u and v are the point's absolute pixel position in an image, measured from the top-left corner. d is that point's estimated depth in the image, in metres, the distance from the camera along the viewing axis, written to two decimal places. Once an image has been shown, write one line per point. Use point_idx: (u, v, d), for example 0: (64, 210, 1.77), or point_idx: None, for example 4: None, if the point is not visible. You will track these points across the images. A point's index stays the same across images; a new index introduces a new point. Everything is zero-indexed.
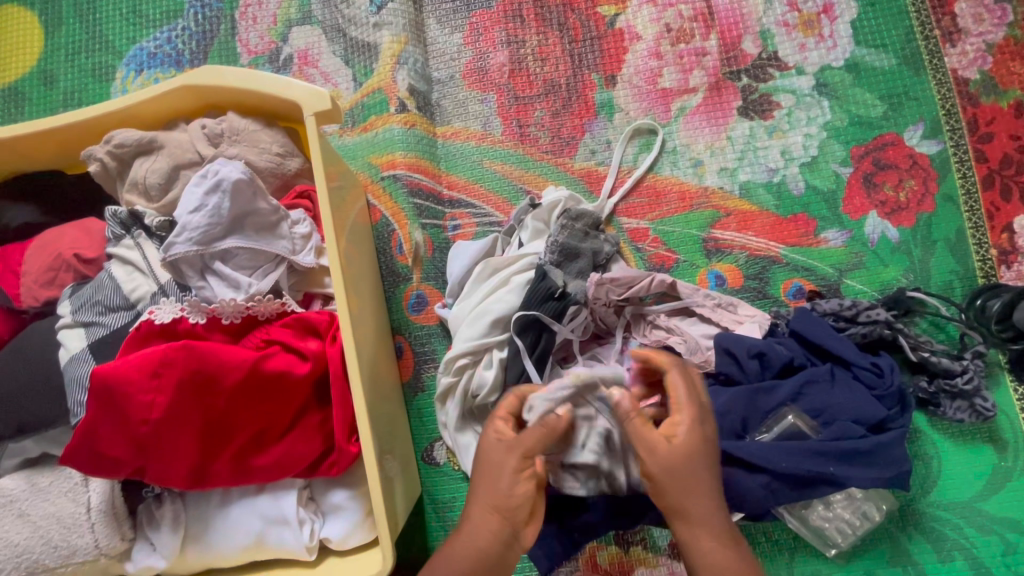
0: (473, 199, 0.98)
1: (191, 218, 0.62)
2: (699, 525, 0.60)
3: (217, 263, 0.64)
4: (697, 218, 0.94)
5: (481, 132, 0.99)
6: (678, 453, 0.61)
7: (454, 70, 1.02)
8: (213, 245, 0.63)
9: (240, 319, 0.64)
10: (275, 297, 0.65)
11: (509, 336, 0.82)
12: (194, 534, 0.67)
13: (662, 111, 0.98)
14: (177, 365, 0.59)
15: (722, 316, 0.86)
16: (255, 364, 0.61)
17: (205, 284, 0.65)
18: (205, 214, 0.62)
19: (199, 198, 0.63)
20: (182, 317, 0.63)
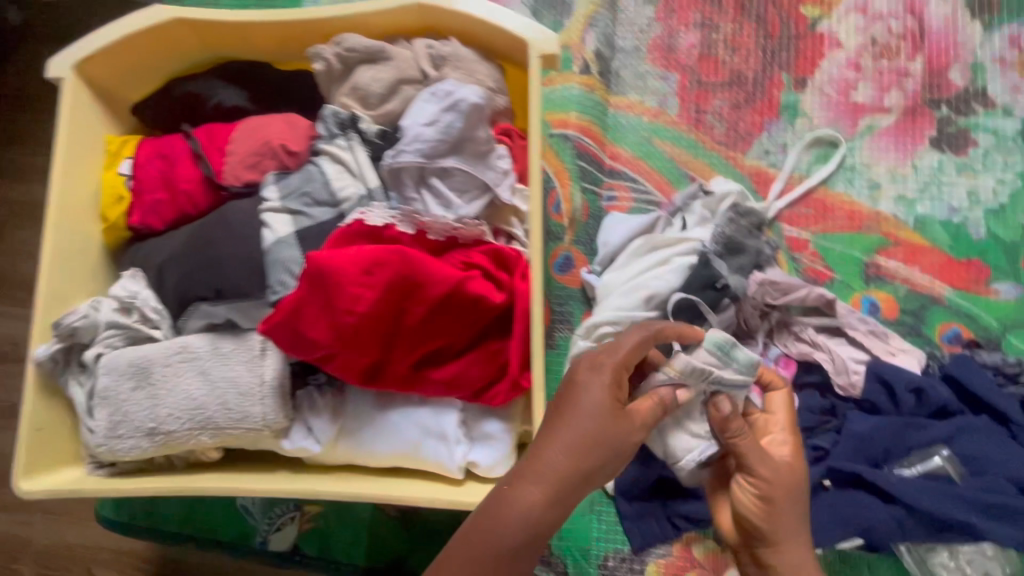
0: (635, 173, 0.97)
1: (423, 131, 0.64)
2: (779, 539, 0.65)
3: (435, 179, 0.66)
4: (863, 241, 0.92)
5: (656, 109, 0.98)
6: (779, 469, 0.65)
7: (640, 42, 1.00)
8: (435, 161, 0.65)
9: (444, 238, 0.67)
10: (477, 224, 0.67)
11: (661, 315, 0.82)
12: (353, 430, 0.70)
13: (848, 125, 0.95)
14: (390, 267, 0.62)
15: (875, 344, 0.84)
16: (457, 283, 0.63)
17: (417, 197, 0.67)
18: (437, 130, 0.64)
19: (434, 112, 0.65)
20: (391, 224, 0.66)
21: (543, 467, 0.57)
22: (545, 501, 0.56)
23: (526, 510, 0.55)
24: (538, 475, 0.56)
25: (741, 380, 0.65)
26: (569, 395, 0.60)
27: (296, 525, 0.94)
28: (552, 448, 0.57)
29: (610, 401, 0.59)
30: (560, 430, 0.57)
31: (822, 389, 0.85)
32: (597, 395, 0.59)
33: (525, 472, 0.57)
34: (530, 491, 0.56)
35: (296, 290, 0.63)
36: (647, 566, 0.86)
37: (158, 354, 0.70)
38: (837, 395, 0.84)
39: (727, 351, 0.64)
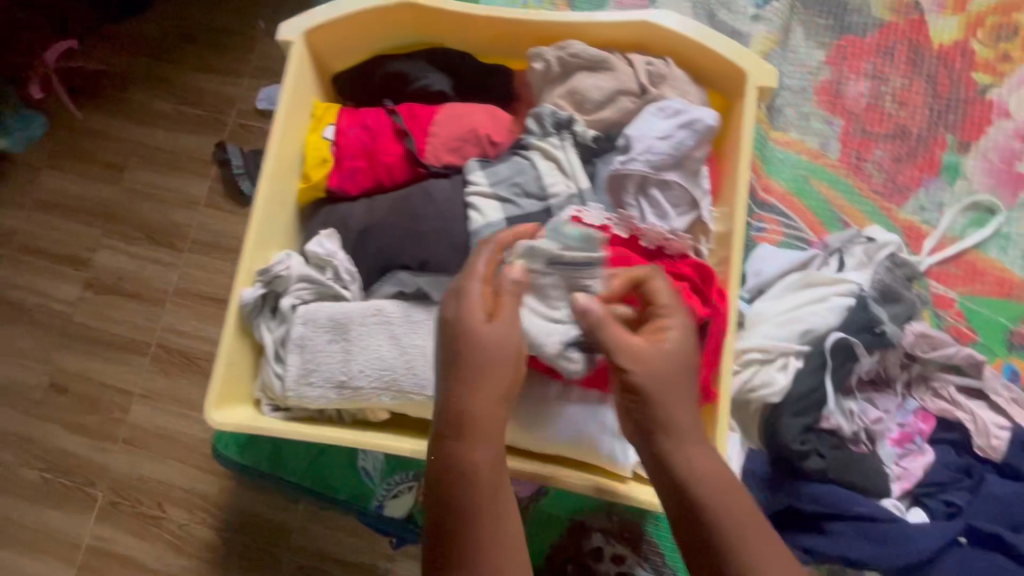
0: (788, 208, 0.99)
1: (657, 143, 0.69)
2: (738, 534, 0.50)
3: (653, 190, 0.72)
4: (1010, 308, 0.93)
5: (816, 150, 1.01)
6: (649, 378, 0.54)
7: (808, 82, 1.03)
8: (660, 173, 0.70)
9: (652, 246, 0.71)
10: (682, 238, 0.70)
11: (815, 350, 0.85)
12: (526, 415, 0.73)
13: (1006, 193, 0.97)
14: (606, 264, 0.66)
15: (1017, 412, 0.86)
16: None
17: (633, 204, 0.72)
18: (670, 144, 0.69)
19: (668, 127, 0.70)
20: (606, 225, 0.69)
21: (476, 420, 0.53)
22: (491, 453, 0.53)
23: (466, 462, 0.52)
24: (484, 430, 0.53)
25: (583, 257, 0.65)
26: (467, 334, 0.54)
27: (412, 495, 0.97)
28: (483, 394, 0.54)
29: (478, 312, 0.55)
30: (467, 371, 0.54)
31: (958, 447, 0.86)
32: (475, 321, 0.55)
33: (467, 425, 0.53)
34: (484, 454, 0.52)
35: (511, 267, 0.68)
36: None
37: (357, 312, 0.74)
38: (974, 456, 0.85)
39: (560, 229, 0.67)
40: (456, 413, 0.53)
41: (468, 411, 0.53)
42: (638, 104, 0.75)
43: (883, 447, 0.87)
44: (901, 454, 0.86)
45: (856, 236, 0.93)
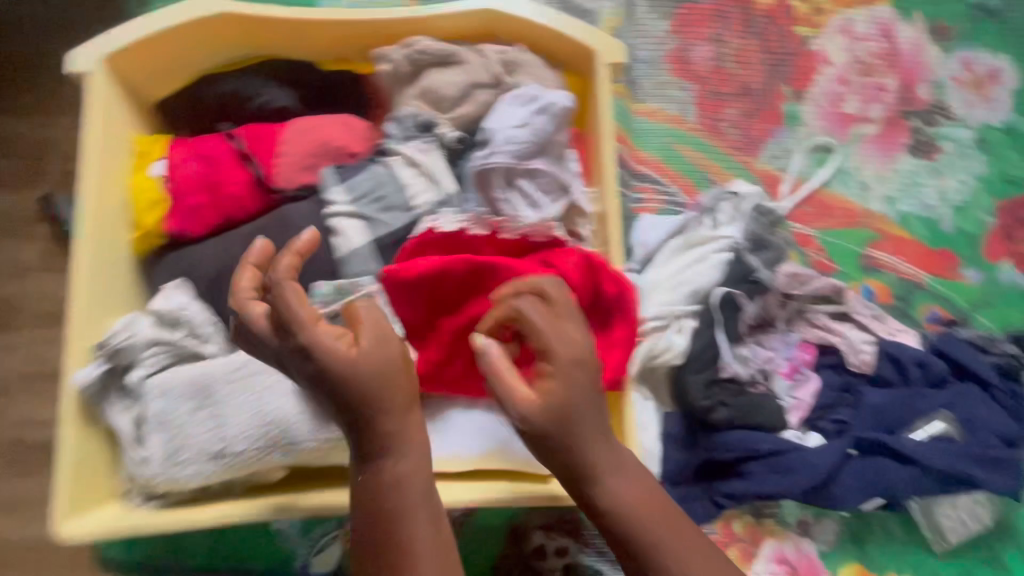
0: (661, 176, 1.03)
1: (517, 133, 0.65)
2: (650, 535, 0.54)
3: (522, 180, 0.66)
4: (857, 235, 1.04)
5: (676, 117, 1.05)
6: (554, 421, 0.52)
7: (658, 54, 1.07)
8: (525, 163, 0.66)
9: (514, 240, 0.66)
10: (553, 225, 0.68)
11: (704, 308, 0.89)
12: (436, 428, 0.69)
13: (839, 133, 1.07)
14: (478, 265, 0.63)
15: (876, 327, 0.96)
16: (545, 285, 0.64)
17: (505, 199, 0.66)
18: (531, 132, 0.65)
19: (526, 114, 0.65)
20: (463, 228, 0.65)
21: (392, 447, 0.52)
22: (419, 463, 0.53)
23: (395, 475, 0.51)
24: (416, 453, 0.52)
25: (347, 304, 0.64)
26: (344, 377, 0.50)
27: (338, 544, 0.89)
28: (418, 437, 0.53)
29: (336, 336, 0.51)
30: (388, 409, 0.51)
31: (837, 369, 0.94)
32: (341, 352, 0.50)
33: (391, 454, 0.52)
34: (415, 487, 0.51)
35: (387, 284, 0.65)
36: None
37: (220, 370, 0.65)
38: (852, 373, 0.93)
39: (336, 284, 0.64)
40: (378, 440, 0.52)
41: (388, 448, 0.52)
42: (497, 95, 0.72)
43: (776, 382, 0.93)
44: (789, 382, 0.93)
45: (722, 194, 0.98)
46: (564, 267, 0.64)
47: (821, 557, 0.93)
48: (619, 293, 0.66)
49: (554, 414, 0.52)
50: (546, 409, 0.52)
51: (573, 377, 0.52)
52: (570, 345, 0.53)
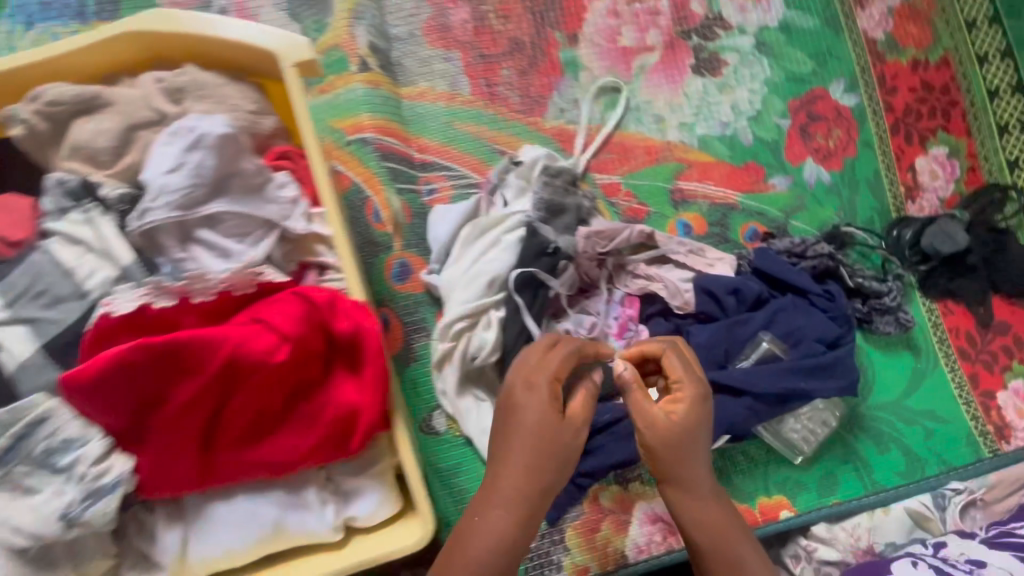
0: (447, 160, 0.94)
1: (169, 179, 0.54)
2: (713, 521, 0.67)
3: (200, 231, 0.56)
4: (663, 171, 1.00)
5: (449, 92, 0.96)
6: (669, 433, 0.65)
7: (414, 26, 0.96)
8: (194, 211, 0.56)
9: (214, 300, 0.56)
10: (261, 270, 0.58)
11: (507, 295, 0.83)
12: (201, 527, 0.61)
13: (623, 70, 1.01)
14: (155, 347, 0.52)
15: (695, 261, 0.93)
16: (246, 348, 0.54)
17: (186, 257, 0.56)
18: (186, 174, 0.55)
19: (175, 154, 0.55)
20: (147, 305, 0.55)
21: (497, 495, 0.66)
22: (494, 532, 0.65)
23: (491, 538, 0.65)
24: (501, 500, 0.66)
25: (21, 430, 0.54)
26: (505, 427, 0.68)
27: None
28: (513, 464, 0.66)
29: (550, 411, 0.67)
30: (513, 449, 0.66)
31: (665, 314, 0.92)
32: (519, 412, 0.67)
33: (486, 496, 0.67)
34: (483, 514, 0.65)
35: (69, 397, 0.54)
36: (567, 534, 0.90)
37: None
38: (678, 316, 0.91)
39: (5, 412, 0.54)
40: (495, 474, 0.67)
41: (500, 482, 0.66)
42: (158, 133, 0.60)
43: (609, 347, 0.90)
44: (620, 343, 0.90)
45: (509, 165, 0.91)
46: (274, 319, 0.55)
47: None
48: (353, 329, 0.59)
49: (683, 431, 0.65)
50: (672, 429, 0.65)
51: (694, 399, 0.66)
52: (691, 382, 0.67)
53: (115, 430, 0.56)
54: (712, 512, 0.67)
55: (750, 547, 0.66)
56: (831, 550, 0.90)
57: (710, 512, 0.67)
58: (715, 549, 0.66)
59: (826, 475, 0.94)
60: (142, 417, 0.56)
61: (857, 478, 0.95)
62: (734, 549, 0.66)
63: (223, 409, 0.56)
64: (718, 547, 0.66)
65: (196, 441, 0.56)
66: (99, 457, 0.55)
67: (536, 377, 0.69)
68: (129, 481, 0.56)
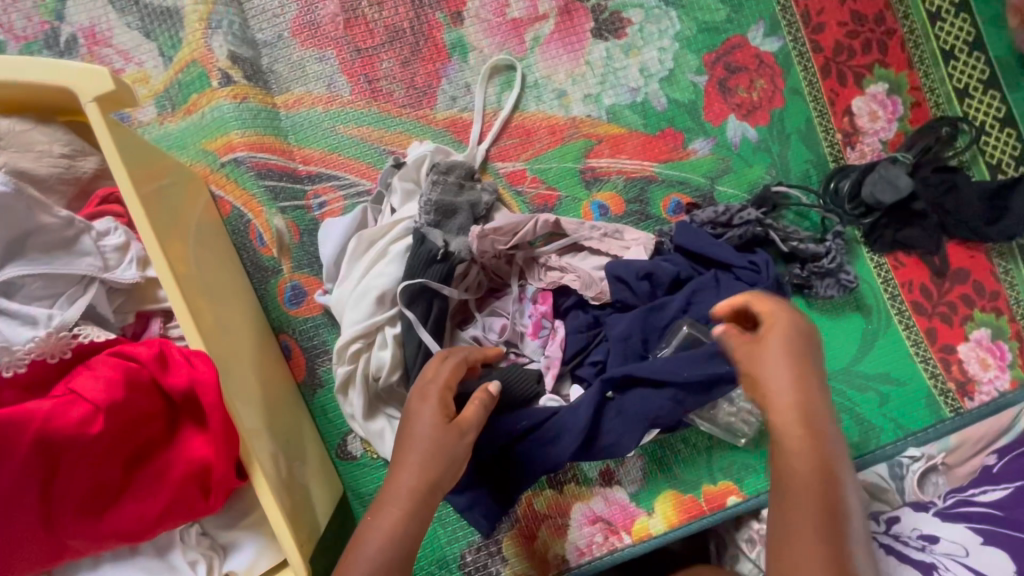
0: (334, 169, 0.88)
1: None
2: (821, 469, 0.53)
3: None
4: (570, 151, 0.92)
5: (327, 95, 0.89)
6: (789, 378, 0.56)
7: (280, 28, 0.89)
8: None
9: (26, 369, 0.52)
10: (76, 331, 0.54)
11: (399, 310, 0.78)
12: None
13: (516, 45, 0.92)
14: None
15: (611, 245, 0.85)
16: (59, 422, 0.50)
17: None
18: None
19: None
20: None
21: (392, 496, 0.62)
22: (392, 518, 0.61)
23: (387, 532, 0.60)
24: (395, 499, 0.62)
25: None
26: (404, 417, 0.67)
27: None
28: (403, 472, 0.62)
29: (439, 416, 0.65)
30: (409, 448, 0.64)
31: (583, 306, 0.86)
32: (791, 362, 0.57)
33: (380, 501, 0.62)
34: (380, 519, 0.61)
35: None
36: (504, 544, 0.86)
37: None
38: (596, 306, 0.85)
39: None
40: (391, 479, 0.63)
41: (393, 487, 0.62)
42: None
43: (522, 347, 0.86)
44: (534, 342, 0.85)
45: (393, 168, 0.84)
46: (85, 388, 0.52)
47: (633, 499, 0.87)
48: (188, 383, 0.55)
49: (789, 359, 0.57)
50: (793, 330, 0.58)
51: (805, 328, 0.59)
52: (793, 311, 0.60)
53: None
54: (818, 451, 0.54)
55: (854, 503, 0.53)
56: None
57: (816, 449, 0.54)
58: (811, 487, 0.52)
59: None
60: None
61: None
62: (832, 495, 0.52)
63: (51, 491, 0.52)
64: (818, 486, 0.52)
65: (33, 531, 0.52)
66: None
67: (430, 388, 0.67)
68: None
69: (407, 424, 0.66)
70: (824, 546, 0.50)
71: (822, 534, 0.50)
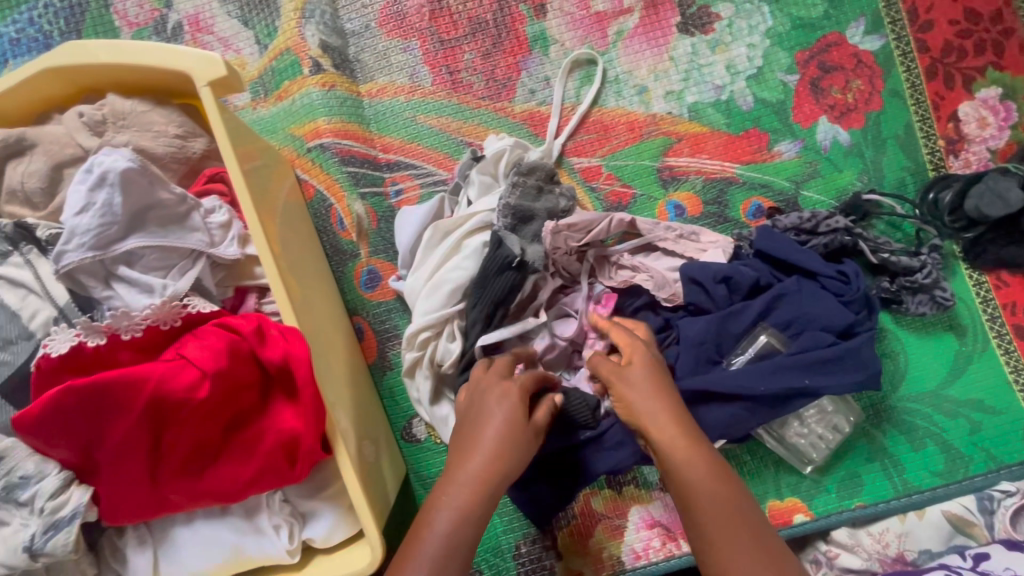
0: (413, 158, 0.90)
1: (79, 221, 0.55)
2: (703, 480, 0.58)
3: (122, 267, 0.57)
4: (648, 148, 0.90)
5: (409, 84, 0.91)
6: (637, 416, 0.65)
7: (368, 18, 0.91)
8: (111, 248, 0.56)
9: (143, 333, 0.57)
10: (185, 301, 0.58)
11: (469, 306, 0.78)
12: (166, 551, 0.62)
13: (599, 38, 0.91)
14: (82, 389, 0.53)
15: (686, 247, 0.83)
16: (172, 383, 0.55)
17: (112, 295, 0.58)
18: (95, 214, 0.55)
19: (83, 195, 0.55)
20: (79, 343, 0.55)
21: (461, 477, 0.60)
22: (462, 497, 0.58)
23: (458, 509, 0.58)
24: (466, 480, 0.60)
25: None
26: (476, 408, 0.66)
27: None
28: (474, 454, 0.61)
29: (515, 413, 0.64)
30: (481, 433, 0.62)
31: (654, 307, 0.83)
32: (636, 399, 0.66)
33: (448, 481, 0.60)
34: (450, 499, 0.58)
35: (27, 438, 0.56)
36: (559, 538, 0.86)
37: None
38: (668, 309, 0.81)
39: None
40: (460, 460, 0.62)
41: (463, 468, 0.60)
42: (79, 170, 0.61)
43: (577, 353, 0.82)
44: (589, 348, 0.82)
45: (471, 160, 0.85)
46: (195, 355, 0.56)
47: None
48: (283, 357, 0.58)
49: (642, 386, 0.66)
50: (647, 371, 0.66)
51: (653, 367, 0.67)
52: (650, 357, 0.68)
53: (73, 464, 0.58)
54: (694, 462, 0.59)
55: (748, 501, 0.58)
56: (853, 557, 0.80)
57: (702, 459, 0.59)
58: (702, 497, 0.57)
59: (849, 478, 0.83)
60: (93, 455, 0.57)
61: (886, 480, 0.83)
62: (711, 497, 0.57)
63: (161, 445, 0.57)
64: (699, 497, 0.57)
65: (141, 482, 0.57)
66: (54, 491, 0.56)
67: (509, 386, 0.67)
68: (88, 511, 0.58)
69: (480, 415, 0.65)
70: (745, 548, 0.54)
71: (740, 538, 0.54)
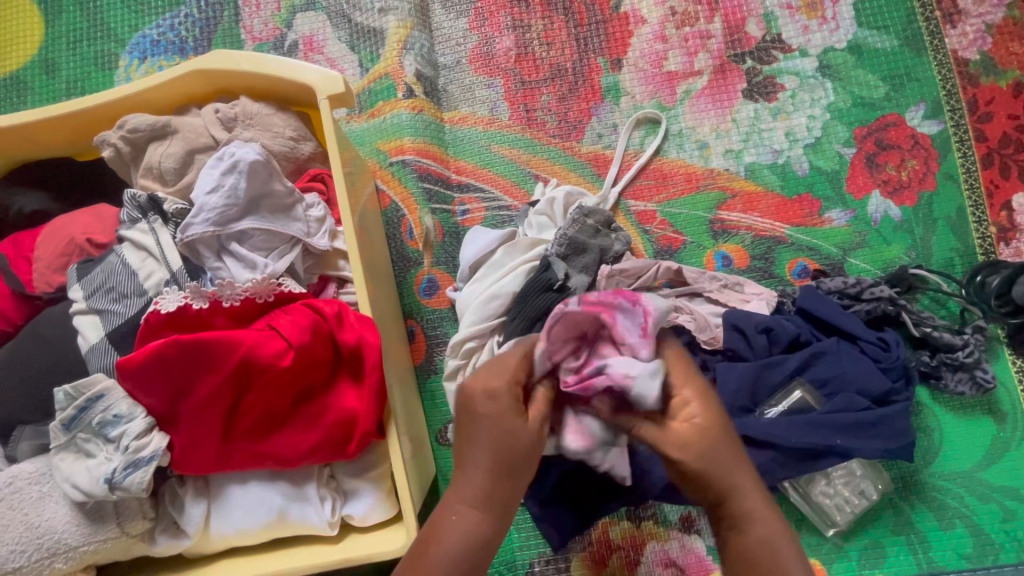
0: (482, 182, 0.98)
1: (208, 200, 0.65)
2: (773, 552, 0.50)
3: (234, 244, 0.67)
4: (703, 200, 0.95)
5: (488, 117, 0.99)
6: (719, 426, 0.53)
7: (460, 55, 1.02)
8: (228, 226, 0.66)
9: (240, 303, 0.65)
10: (280, 281, 0.67)
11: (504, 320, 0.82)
12: (217, 508, 0.66)
13: (667, 95, 0.99)
14: (187, 344, 0.61)
15: (730, 297, 0.86)
16: (263, 348, 0.63)
17: (220, 266, 0.68)
18: (222, 196, 0.65)
19: (215, 178, 0.66)
20: (186, 304, 0.63)
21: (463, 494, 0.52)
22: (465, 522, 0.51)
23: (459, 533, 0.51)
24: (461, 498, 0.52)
25: (81, 401, 0.62)
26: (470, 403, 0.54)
27: None
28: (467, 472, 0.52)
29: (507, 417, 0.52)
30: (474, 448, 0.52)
31: (692, 347, 0.83)
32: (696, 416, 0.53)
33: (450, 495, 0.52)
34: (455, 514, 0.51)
35: (123, 384, 0.63)
36: (573, 562, 0.87)
37: None
38: (706, 350, 0.82)
39: (81, 388, 0.62)
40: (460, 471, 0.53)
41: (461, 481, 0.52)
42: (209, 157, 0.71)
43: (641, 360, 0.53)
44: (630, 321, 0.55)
45: (529, 206, 0.93)
46: (284, 328, 0.64)
47: (711, 552, 0.86)
48: (357, 341, 0.65)
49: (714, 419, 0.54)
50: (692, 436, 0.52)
51: (714, 437, 0.52)
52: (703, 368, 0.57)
53: (157, 412, 0.64)
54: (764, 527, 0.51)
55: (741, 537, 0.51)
56: None
57: (775, 524, 0.51)
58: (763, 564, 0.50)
59: (871, 547, 0.83)
60: (176, 408, 0.63)
61: (910, 557, 0.82)
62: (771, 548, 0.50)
63: (240, 404, 0.64)
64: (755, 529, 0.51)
65: (214, 436, 0.63)
66: (140, 432, 0.62)
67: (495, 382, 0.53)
68: (164, 455, 0.63)
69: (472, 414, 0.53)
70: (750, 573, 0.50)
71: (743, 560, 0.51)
